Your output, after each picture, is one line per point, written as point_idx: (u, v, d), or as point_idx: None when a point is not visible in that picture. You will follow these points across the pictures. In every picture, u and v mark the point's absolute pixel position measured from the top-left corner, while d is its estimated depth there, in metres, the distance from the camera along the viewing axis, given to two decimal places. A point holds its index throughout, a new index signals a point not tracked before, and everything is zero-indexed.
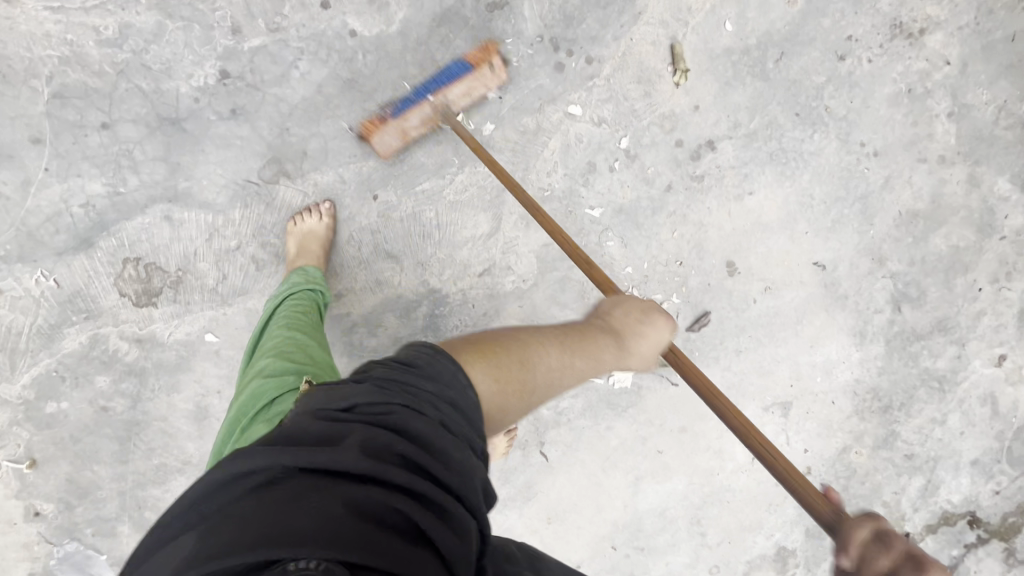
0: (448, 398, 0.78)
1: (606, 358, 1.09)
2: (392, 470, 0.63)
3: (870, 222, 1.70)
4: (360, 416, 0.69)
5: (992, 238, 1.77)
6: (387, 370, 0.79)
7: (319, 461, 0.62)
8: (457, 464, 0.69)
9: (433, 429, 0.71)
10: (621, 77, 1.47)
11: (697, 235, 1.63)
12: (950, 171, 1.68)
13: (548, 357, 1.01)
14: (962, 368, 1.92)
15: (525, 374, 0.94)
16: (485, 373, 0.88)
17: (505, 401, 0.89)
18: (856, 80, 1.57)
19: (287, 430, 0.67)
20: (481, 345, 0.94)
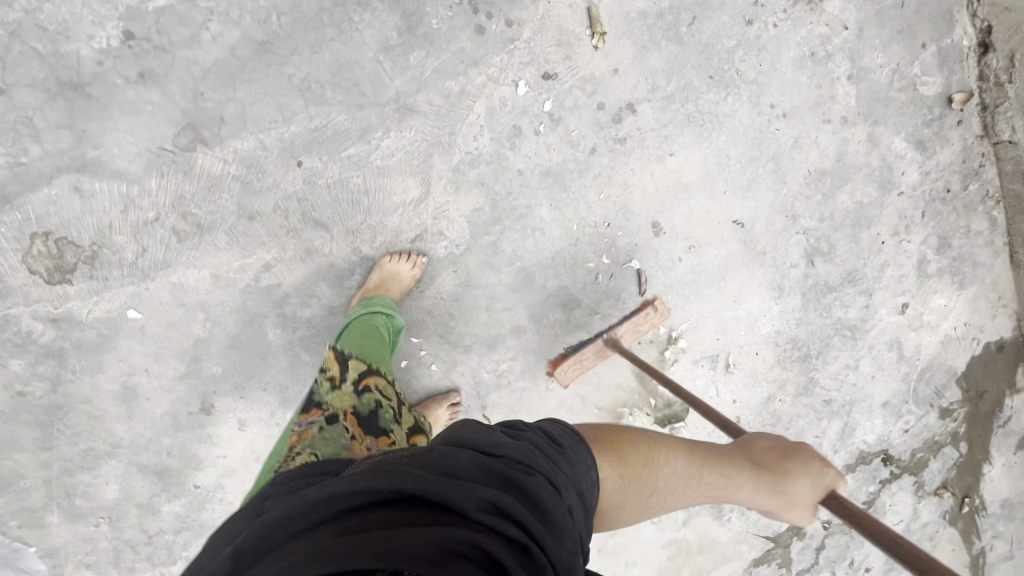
0: (575, 484, 0.89)
1: (744, 479, 1.18)
2: (511, 528, 0.71)
3: (782, 181, 1.81)
4: (504, 469, 0.80)
5: (891, 193, 1.93)
6: (535, 436, 0.93)
7: (444, 495, 0.72)
8: (563, 546, 0.76)
9: (553, 500, 0.80)
10: (541, 40, 1.50)
11: (623, 196, 1.69)
12: (852, 131, 1.81)
13: (683, 465, 1.15)
14: (870, 317, 2.09)
15: (651, 476, 1.10)
16: (618, 473, 1.04)
17: (623, 497, 1.06)
18: (764, 44, 1.66)
19: (434, 454, 0.80)
20: (618, 437, 1.11)
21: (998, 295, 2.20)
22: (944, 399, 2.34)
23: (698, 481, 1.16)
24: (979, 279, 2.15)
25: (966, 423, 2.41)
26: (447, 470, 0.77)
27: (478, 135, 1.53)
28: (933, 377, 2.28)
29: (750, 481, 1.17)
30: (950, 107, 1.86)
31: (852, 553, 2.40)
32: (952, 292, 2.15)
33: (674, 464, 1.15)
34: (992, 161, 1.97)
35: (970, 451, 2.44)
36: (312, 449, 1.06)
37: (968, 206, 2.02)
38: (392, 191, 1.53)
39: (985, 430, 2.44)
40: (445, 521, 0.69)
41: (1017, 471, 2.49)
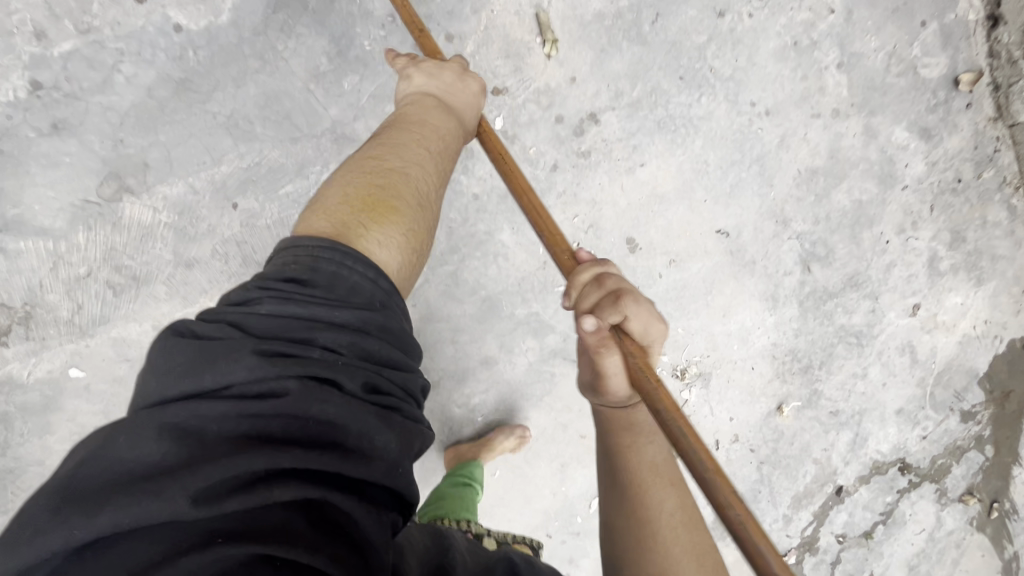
0: (355, 331, 0.75)
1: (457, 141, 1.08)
2: (282, 493, 0.63)
3: (769, 184, 1.65)
4: (243, 407, 0.65)
5: (894, 188, 1.75)
6: (274, 311, 0.73)
7: (169, 507, 0.59)
8: (360, 453, 0.69)
9: (327, 411, 0.68)
10: (487, 53, 1.37)
11: (592, 213, 1.56)
12: (845, 124, 1.64)
13: (420, 172, 0.98)
14: (877, 321, 1.92)
15: (417, 205, 0.95)
16: (383, 233, 0.87)
17: (411, 254, 0.91)
18: (739, 37, 1.49)
19: (129, 441, 0.62)
20: (358, 201, 0.89)
21: (1021, 289, 2.01)
22: (965, 401, 2.16)
23: (434, 165, 1.01)
24: (1000, 274, 1.96)
25: (991, 425, 2.23)
26: (155, 466, 0.61)
27: None
28: (951, 380, 2.11)
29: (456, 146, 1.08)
30: (957, 89, 1.67)
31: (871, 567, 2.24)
32: (969, 289, 1.96)
33: (406, 166, 0.98)
34: (1008, 146, 1.77)
35: (998, 455, 2.26)
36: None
37: (983, 196, 1.83)
38: None
39: (1014, 431, 2.25)
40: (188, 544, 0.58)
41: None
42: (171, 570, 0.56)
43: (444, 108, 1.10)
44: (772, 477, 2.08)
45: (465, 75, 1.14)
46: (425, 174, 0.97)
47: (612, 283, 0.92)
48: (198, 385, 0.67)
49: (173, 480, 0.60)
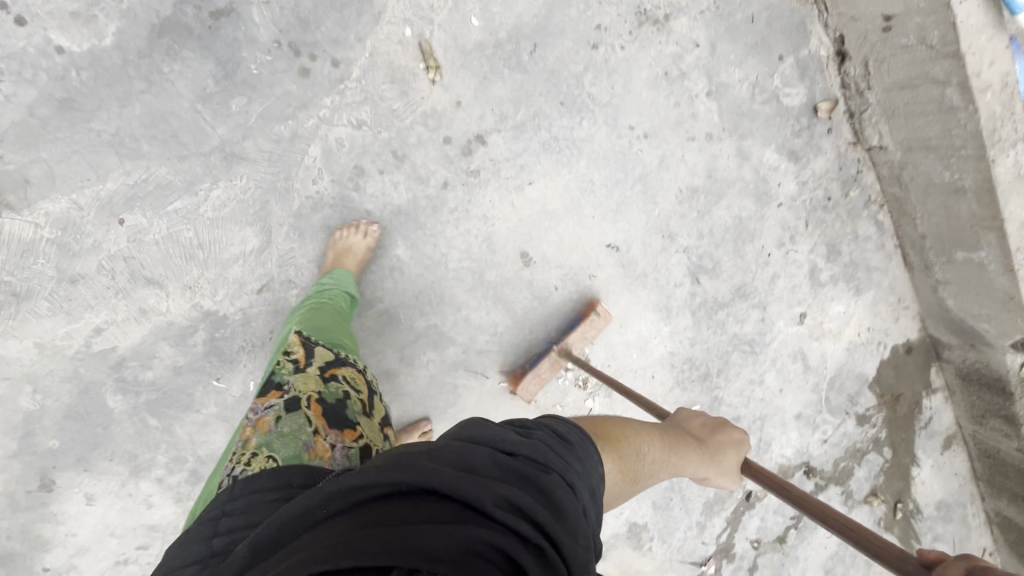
0: (593, 484, 0.78)
1: (694, 459, 1.28)
2: (528, 529, 0.63)
3: (653, 201, 1.78)
4: (511, 465, 0.71)
5: (770, 205, 1.91)
6: (547, 433, 0.82)
7: (461, 492, 0.65)
8: (590, 554, 0.67)
9: (571, 501, 0.70)
10: (373, 77, 1.46)
11: (484, 229, 1.64)
12: (719, 147, 1.79)
13: (654, 450, 1.15)
14: (768, 330, 2.05)
15: (637, 467, 1.07)
16: (614, 461, 0.99)
17: (619, 489, 1.02)
18: (613, 67, 1.63)
19: (445, 450, 0.73)
20: (606, 432, 1.05)
21: (897, 298, 2.18)
22: (858, 405, 2.30)
23: (662, 455, 1.17)
24: (875, 284, 2.14)
25: (886, 427, 2.37)
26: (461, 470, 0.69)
27: (317, 178, 1.48)
28: (843, 384, 2.25)
29: (695, 462, 1.28)
30: (816, 115, 1.86)
31: (787, 571, 2.30)
32: (849, 299, 2.13)
33: (650, 444, 1.15)
34: (869, 167, 1.96)
35: (895, 455, 2.39)
36: (269, 447, 0.97)
37: (852, 212, 2.01)
38: (228, 242, 1.46)
39: (906, 432, 2.40)
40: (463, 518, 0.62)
41: (944, 470, 2.44)
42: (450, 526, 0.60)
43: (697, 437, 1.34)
44: (682, 485, 2.14)
45: (735, 433, 1.39)
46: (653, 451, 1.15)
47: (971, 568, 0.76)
48: (491, 441, 0.76)
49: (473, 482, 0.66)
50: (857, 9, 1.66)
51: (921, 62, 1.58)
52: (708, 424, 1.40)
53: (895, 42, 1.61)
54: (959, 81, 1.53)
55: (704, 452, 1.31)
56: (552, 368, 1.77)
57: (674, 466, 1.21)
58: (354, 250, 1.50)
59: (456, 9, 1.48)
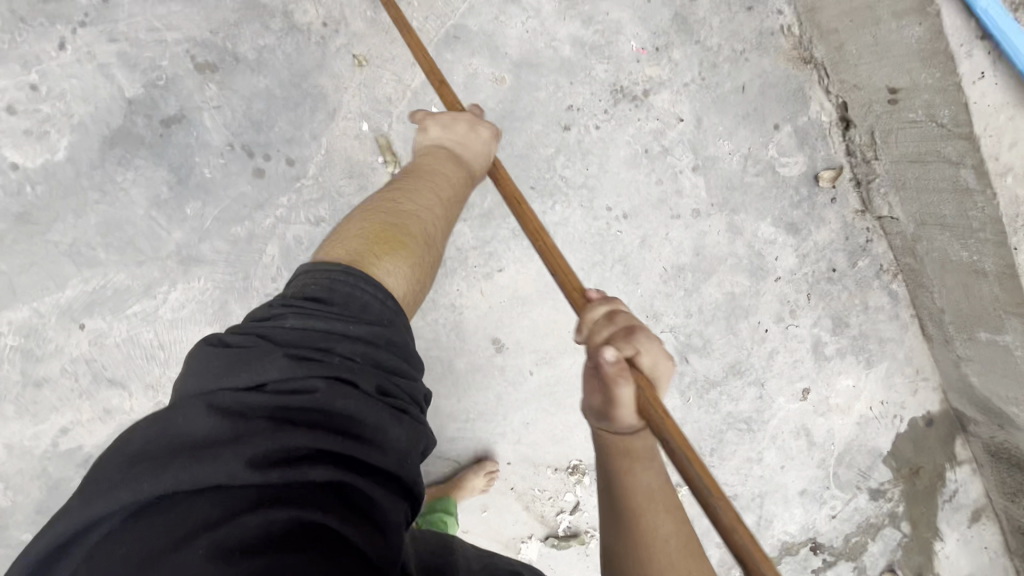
0: (375, 355, 0.86)
1: (466, 187, 1.16)
2: (311, 470, 0.71)
3: (635, 281, 1.67)
4: (275, 401, 0.76)
5: (767, 279, 1.77)
6: (300, 331, 0.84)
7: (219, 475, 0.68)
8: (381, 442, 0.78)
9: (349, 403, 0.78)
10: (331, 174, 1.41)
11: (453, 316, 1.59)
12: (707, 223, 1.67)
13: (436, 210, 1.10)
14: (766, 407, 1.92)
15: (432, 253, 1.05)
16: (395, 268, 0.97)
17: (420, 284, 1.03)
18: (587, 148, 1.53)
19: (181, 426, 0.74)
20: (376, 237, 0.99)
21: (914, 370, 2.00)
22: (872, 480, 2.13)
23: (440, 210, 1.10)
24: (890, 356, 1.97)
25: (905, 502, 2.18)
26: (218, 437, 0.72)
27: (276, 275, 1.44)
28: (854, 459, 2.09)
29: (468, 190, 1.17)
30: (818, 185, 1.70)
31: None
32: (860, 371, 1.96)
33: (424, 209, 1.08)
34: (879, 235, 1.80)
35: (916, 532, 2.20)
36: None
37: (862, 283, 1.85)
38: (189, 342, 1.44)
39: (929, 507, 2.20)
40: (231, 503, 0.67)
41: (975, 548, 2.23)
42: (219, 519, 0.65)
43: (454, 158, 1.17)
44: None
45: (476, 121, 1.19)
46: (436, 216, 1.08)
47: (622, 318, 0.90)
48: (237, 385, 0.78)
49: (232, 449, 0.70)
50: (860, 78, 1.50)
51: (932, 140, 1.43)
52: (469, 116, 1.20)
53: (903, 115, 1.45)
54: (975, 164, 1.36)
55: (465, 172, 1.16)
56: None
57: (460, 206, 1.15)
58: None
59: (415, 99, 1.41)
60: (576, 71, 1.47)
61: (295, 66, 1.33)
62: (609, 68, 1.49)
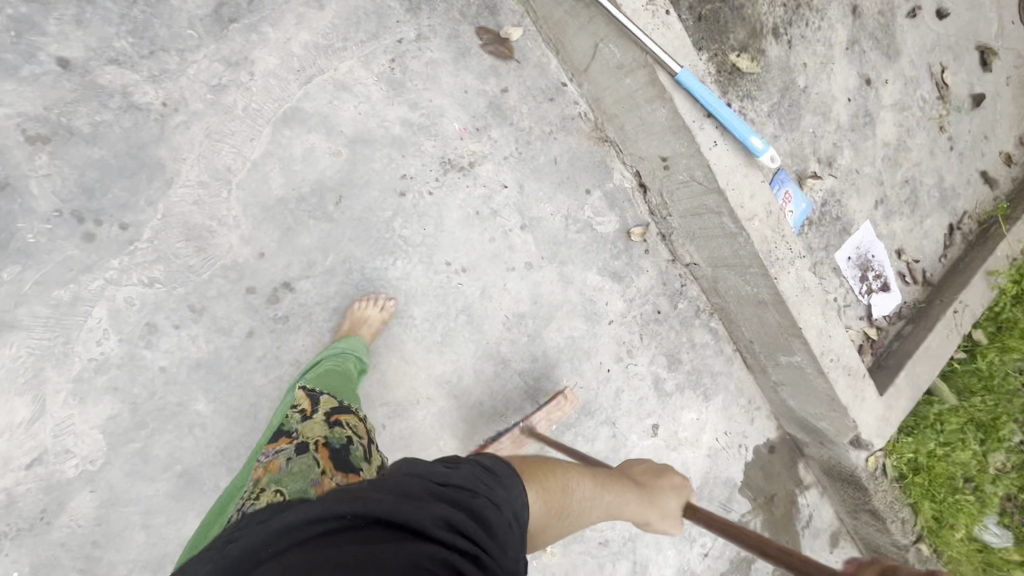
0: (512, 509, 0.98)
1: (630, 498, 1.30)
2: (461, 540, 0.83)
3: (480, 330, 1.81)
4: (451, 494, 0.91)
5: (601, 323, 1.98)
6: (476, 467, 1.00)
7: (414, 516, 0.83)
8: (506, 555, 0.91)
9: (494, 515, 0.93)
10: (166, 237, 1.47)
11: (298, 374, 1.60)
12: (540, 274, 1.88)
13: (584, 485, 1.23)
14: (621, 446, 2.04)
15: (565, 501, 1.17)
16: (536, 491, 1.12)
17: (546, 519, 1.12)
18: (423, 211, 1.73)
19: (385, 482, 0.91)
20: (535, 469, 1.18)
21: (747, 400, 2.24)
22: (734, 512, 2.25)
23: (596, 486, 1.25)
24: (722, 388, 2.20)
25: (768, 531, 2.31)
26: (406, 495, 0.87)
27: (101, 338, 1.43)
28: (712, 492, 2.22)
29: (629, 501, 1.29)
30: (631, 238, 2.00)
31: None
32: (700, 404, 2.17)
33: (579, 477, 1.24)
34: (691, 280, 2.09)
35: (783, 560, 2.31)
36: (278, 484, 1.08)
37: (685, 322, 2.11)
38: None
39: (790, 534, 2.34)
40: (406, 533, 0.80)
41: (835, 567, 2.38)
42: (398, 541, 0.78)
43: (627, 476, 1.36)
44: None
45: (667, 470, 1.41)
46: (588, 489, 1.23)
47: None
48: (428, 474, 0.94)
49: (417, 505, 0.85)
50: (641, 151, 1.86)
51: (698, 196, 1.78)
52: (650, 468, 1.41)
53: (675, 177, 1.81)
54: (728, 212, 1.71)
55: (631, 488, 1.31)
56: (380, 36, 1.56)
57: (608, 503, 1.26)
58: (373, 322, 1.61)
59: (255, 169, 1.55)
60: (408, 146, 1.71)
61: (133, 139, 1.44)
62: (437, 144, 1.74)
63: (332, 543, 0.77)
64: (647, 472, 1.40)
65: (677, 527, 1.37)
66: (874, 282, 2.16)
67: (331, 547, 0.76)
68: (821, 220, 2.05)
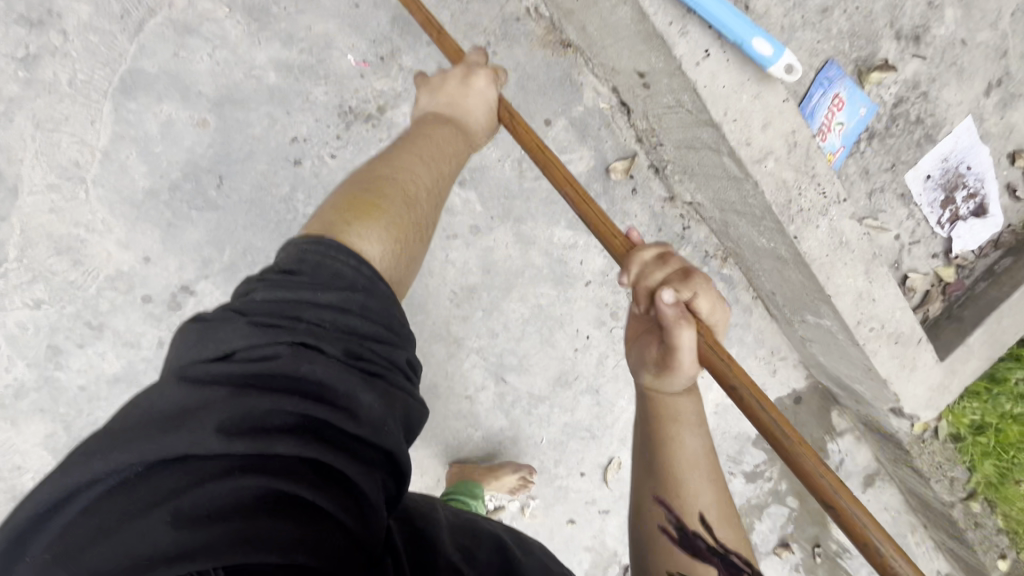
0: (348, 309, 0.76)
1: (456, 146, 1.05)
2: (275, 441, 0.63)
3: (421, 310, 1.57)
4: (242, 370, 0.69)
5: (576, 285, 1.64)
6: (273, 300, 0.75)
7: (193, 447, 0.62)
8: (358, 406, 0.70)
9: (314, 368, 0.69)
10: (35, 253, 1.30)
11: None
12: (491, 238, 1.54)
13: (422, 178, 0.97)
14: (607, 412, 1.81)
15: (414, 212, 0.93)
16: (374, 232, 0.85)
17: (406, 251, 0.89)
18: (328, 180, 1.39)
19: (150, 397, 0.67)
20: (358, 202, 0.88)
21: (769, 350, 1.87)
22: (745, 463, 2.00)
23: (429, 170, 0.99)
24: (736, 341, 1.83)
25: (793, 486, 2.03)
26: (178, 411, 0.65)
27: (10, 364, 1.37)
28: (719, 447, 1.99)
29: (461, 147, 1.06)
30: (612, 177, 1.53)
31: None
32: None
33: (407, 171, 0.97)
34: (696, 220, 1.63)
35: (804, 505, 2.03)
36: None
37: None
38: None
39: None
40: (196, 475, 0.60)
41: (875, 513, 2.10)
42: (180, 493, 0.59)
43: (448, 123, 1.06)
44: None
45: (469, 74, 1.08)
46: (421, 176, 0.97)
47: (675, 262, 0.92)
48: (206, 355, 0.71)
49: (197, 424, 0.63)
50: (613, 61, 1.32)
51: (691, 126, 1.26)
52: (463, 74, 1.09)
53: (658, 99, 1.29)
54: (728, 152, 1.21)
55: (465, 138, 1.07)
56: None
57: (450, 170, 1.03)
58: None
59: (109, 159, 1.28)
60: (292, 98, 1.32)
61: None
62: (330, 89, 1.33)
63: (96, 527, 0.57)
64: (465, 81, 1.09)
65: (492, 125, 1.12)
66: (964, 205, 1.57)
67: (93, 531, 0.57)
68: (886, 129, 1.45)
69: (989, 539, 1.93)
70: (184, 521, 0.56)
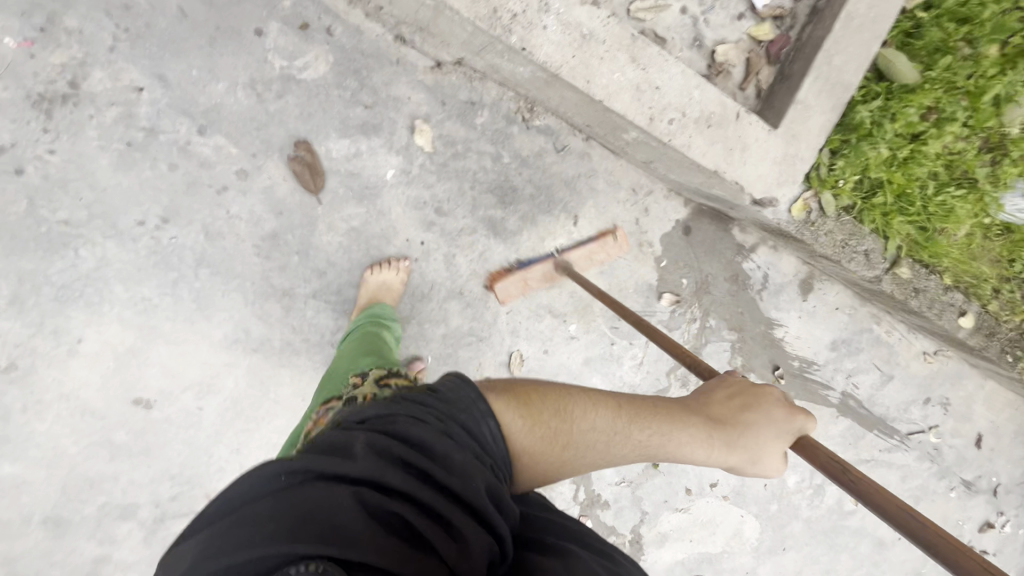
0: (465, 417, 0.77)
1: (682, 430, 0.92)
2: (392, 474, 0.64)
3: (233, 275, 1.46)
4: (373, 429, 0.71)
5: (382, 193, 1.51)
6: (413, 400, 0.78)
7: (324, 467, 0.64)
8: (466, 471, 0.69)
9: (433, 435, 0.70)
10: None
11: (74, 405, 1.45)
12: (266, 175, 1.43)
13: (602, 416, 0.91)
14: (481, 312, 1.64)
15: (566, 425, 0.88)
16: (517, 412, 0.85)
17: (524, 447, 0.84)
18: (60, 177, 1.33)
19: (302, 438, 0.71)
20: (522, 389, 0.91)
21: (630, 191, 1.72)
22: None
23: (618, 420, 0.92)
24: (588, 193, 1.68)
25: (723, 321, 1.87)
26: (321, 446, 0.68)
27: None
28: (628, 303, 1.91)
29: (681, 428, 0.93)
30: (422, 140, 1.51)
31: (679, 485, 2.08)
32: (566, 224, 1.67)
33: (599, 408, 0.92)
34: (477, 77, 1.52)
35: (746, 333, 1.89)
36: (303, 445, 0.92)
37: (499, 136, 1.57)
38: None
39: (748, 304, 1.89)
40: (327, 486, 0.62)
41: (826, 316, 1.95)
42: (316, 497, 0.61)
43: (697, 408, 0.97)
44: None
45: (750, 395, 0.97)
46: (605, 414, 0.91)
47: None
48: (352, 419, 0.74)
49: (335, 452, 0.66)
50: None
51: None
52: (740, 393, 0.99)
53: None
54: None
55: (699, 427, 0.93)
56: (544, 280, 1.65)
57: (636, 432, 0.91)
58: (392, 285, 1.51)
59: None
60: None
61: None
62: (10, 84, 1.28)
63: (252, 517, 0.59)
64: (737, 401, 0.98)
65: (781, 464, 0.96)
66: None
67: (250, 520, 0.59)
68: None
69: (938, 301, 1.80)
70: (322, 524, 0.58)
